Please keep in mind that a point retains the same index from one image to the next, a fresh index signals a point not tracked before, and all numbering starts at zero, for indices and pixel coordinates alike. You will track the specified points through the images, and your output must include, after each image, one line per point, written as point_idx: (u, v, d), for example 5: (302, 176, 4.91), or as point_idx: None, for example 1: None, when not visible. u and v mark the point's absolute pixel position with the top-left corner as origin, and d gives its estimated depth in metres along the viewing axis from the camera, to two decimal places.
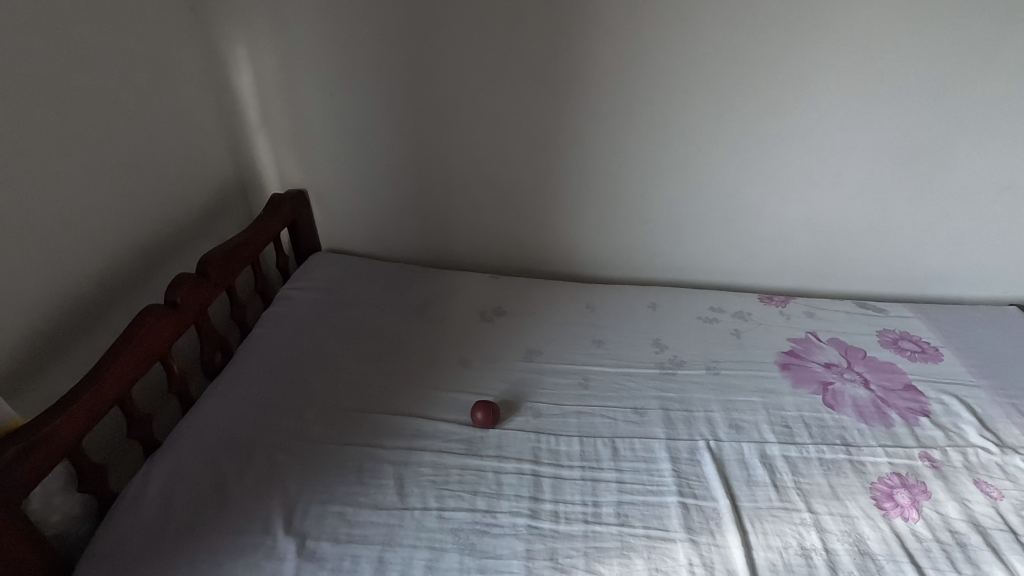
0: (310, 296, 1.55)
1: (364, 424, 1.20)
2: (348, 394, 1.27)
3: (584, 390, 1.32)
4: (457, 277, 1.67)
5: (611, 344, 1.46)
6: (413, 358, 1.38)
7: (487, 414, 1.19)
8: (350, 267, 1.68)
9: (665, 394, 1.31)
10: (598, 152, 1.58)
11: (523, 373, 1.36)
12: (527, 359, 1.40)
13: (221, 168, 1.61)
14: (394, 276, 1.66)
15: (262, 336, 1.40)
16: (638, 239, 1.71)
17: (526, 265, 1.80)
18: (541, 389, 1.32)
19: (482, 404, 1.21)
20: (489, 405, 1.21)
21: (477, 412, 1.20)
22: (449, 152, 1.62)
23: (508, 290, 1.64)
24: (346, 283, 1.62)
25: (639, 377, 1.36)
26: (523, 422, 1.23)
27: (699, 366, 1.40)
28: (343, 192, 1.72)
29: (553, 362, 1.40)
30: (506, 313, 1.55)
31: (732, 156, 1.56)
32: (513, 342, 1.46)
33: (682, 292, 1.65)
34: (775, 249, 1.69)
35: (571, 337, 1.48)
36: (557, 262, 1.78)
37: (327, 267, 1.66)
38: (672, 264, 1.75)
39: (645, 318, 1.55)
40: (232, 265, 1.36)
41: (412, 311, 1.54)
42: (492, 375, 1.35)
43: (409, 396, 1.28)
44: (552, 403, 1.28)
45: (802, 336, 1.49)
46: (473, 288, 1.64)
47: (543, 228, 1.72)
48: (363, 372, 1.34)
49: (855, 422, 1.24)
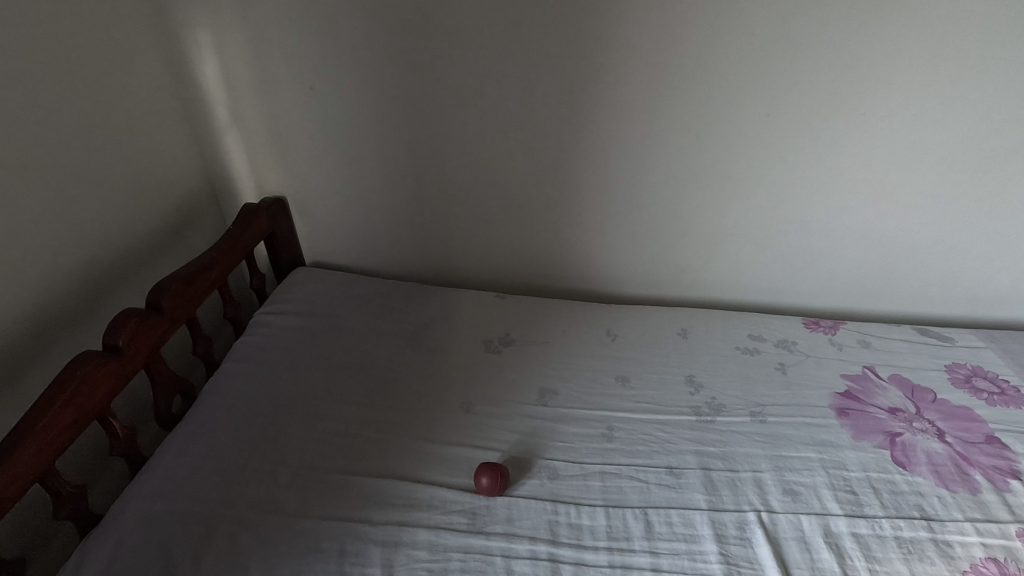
0: (289, 323, 1.34)
1: (346, 492, 1.00)
2: (329, 451, 1.07)
3: (608, 444, 1.12)
4: (458, 298, 1.46)
5: (637, 382, 1.26)
6: (406, 401, 1.18)
7: (494, 479, 1.00)
8: (336, 286, 1.47)
9: (704, 448, 1.11)
10: (622, 158, 1.36)
11: (537, 421, 1.16)
12: (540, 402, 1.20)
13: (186, 174, 1.39)
14: (387, 296, 1.45)
15: (230, 374, 1.20)
16: (665, 254, 1.50)
17: (536, 282, 1.59)
18: (557, 441, 1.12)
19: (490, 468, 1.01)
20: (499, 468, 1.02)
21: (483, 477, 1.00)
22: (450, 156, 1.40)
23: (516, 314, 1.43)
24: (331, 306, 1.41)
25: (672, 425, 1.16)
26: (537, 487, 1.03)
27: (742, 412, 1.19)
28: (329, 200, 1.51)
29: (571, 406, 1.20)
30: (515, 343, 1.35)
31: (780, 161, 1.34)
32: (523, 380, 1.25)
33: (715, 317, 1.44)
34: (821, 265, 1.48)
35: (589, 373, 1.28)
36: (571, 278, 1.57)
37: (309, 286, 1.45)
38: (702, 283, 1.54)
39: (676, 349, 1.35)
40: (192, 294, 1.15)
41: (407, 340, 1.34)
42: (499, 422, 1.15)
43: (400, 452, 1.08)
44: (570, 461, 1.08)
45: (858, 373, 1.28)
46: (476, 311, 1.43)
47: (556, 242, 1.51)
48: (348, 420, 1.13)
49: (933, 487, 1.04)
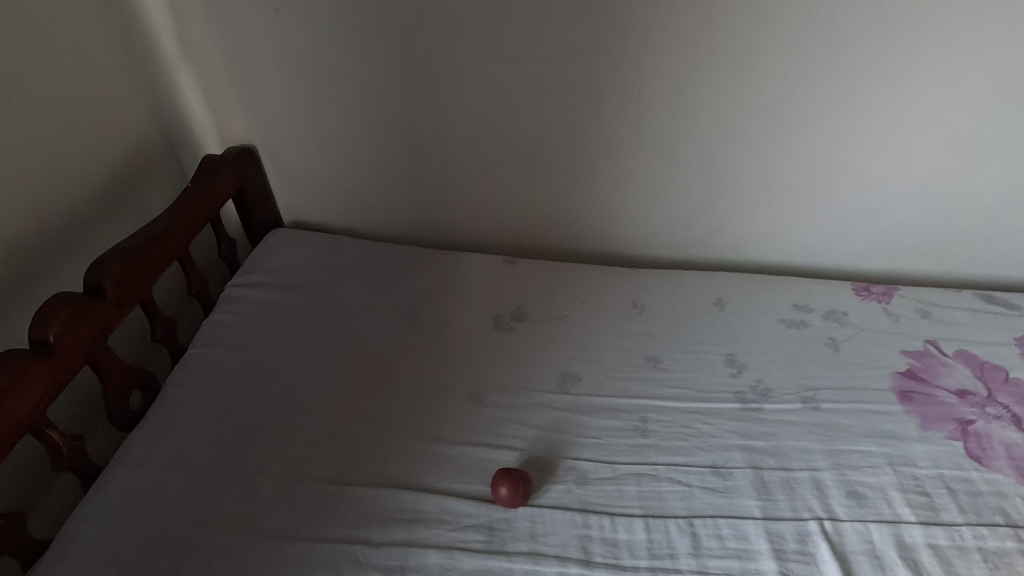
0: (266, 299, 1.15)
1: (341, 507, 0.85)
2: (318, 455, 0.92)
3: (642, 439, 0.97)
4: (461, 265, 1.28)
5: (671, 363, 1.10)
6: (407, 392, 1.02)
7: (514, 489, 0.85)
8: (320, 252, 1.27)
9: (752, 443, 0.97)
10: (657, 98, 1.15)
11: (559, 413, 1.00)
12: (562, 390, 1.04)
13: (133, 120, 1.16)
14: (379, 264, 1.26)
15: (198, 363, 1.02)
16: (698, 212, 1.31)
17: (549, 244, 1.40)
18: (583, 437, 0.97)
19: (510, 475, 0.86)
20: (520, 474, 0.87)
21: (501, 487, 0.85)
22: (450, 96, 1.18)
23: (529, 283, 1.25)
24: (315, 276, 1.22)
25: (713, 414, 1.01)
26: (564, 494, 0.89)
27: (792, 397, 1.04)
28: (307, 151, 1.29)
29: (598, 393, 1.04)
30: (528, 318, 1.17)
31: (843, 104, 1.14)
32: (540, 362, 1.09)
33: (755, 283, 1.27)
34: (874, 224, 1.30)
35: (615, 353, 1.11)
36: (588, 238, 1.38)
37: (288, 253, 1.25)
38: (738, 243, 1.36)
39: (712, 323, 1.18)
40: (145, 271, 0.95)
41: (404, 317, 1.16)
42: (515, 415, 0.99)
43: (403, 456, 0.92)
44: (600, 460, 0.93)
45: (919, 349, 1.13)
46: (482, 281, 1.25)
47: (574, 199, 1.31)
48: (340, 416, 0.97)
49: (1016, 486, 0.91)
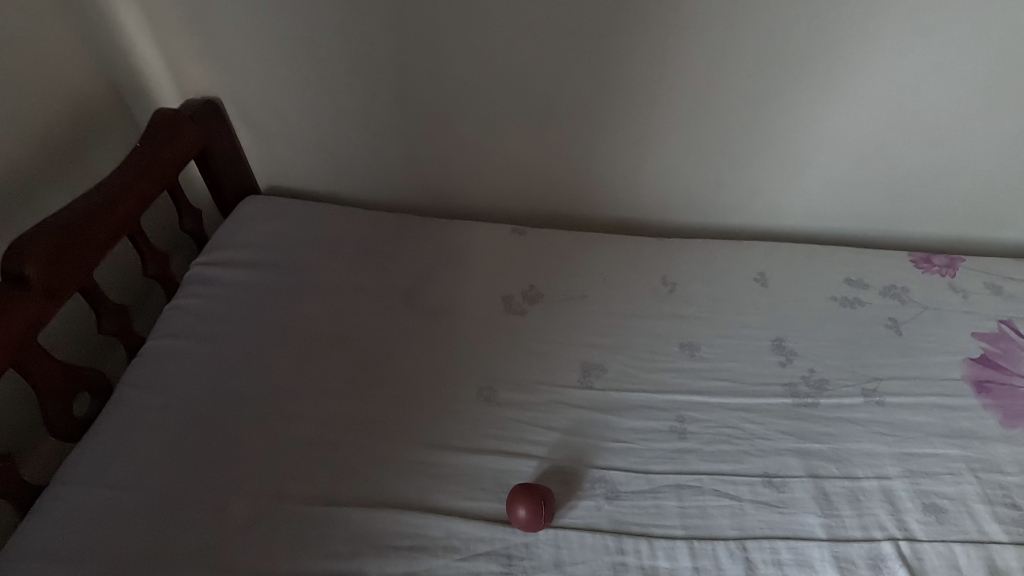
0: (240, 280, 0.99)
1: (331, 534, 0.72)
2: (302, 469, 0.78)
3: (681, 443, 0.83)
4: (465, 237, 1.11)
5: (709, 351, 0.95)
6: (404, 389, 0.88)
7: (535, 511, 0.72)
8: (300, 224, 1.10)
9: (808, 446, 0.83)
10: (695, 36, 0.96)
11: (583, 413, 0.86)
12: (585, 384, 0.90)
13: (73, 67, 0.97)
14: (370, 236, 1.10)
15: (159, 359, 0.88)
16: (736, 172, 1.14)
17: (563, 210, 1.23)
18: (613, 441, 0.83)
19: (532, 492, 0.72)
20: (543, 492, 0.73)
21: (519, 509, 0.72)
22: (448, 34, 0.98)
23: (542, 258, 1.09)
24: (295, 252, 1.05)
25: (761, 412, 0.87)
26: (593, 513, 0.76)
27: (851, 390, 0.90)
28: (282, 104, 1.10)
29: (627, 387, 0.89)
30: (544, 299, 1.02)
31: (917, 41, 0.95)
32: (558, 352, 0.94)
33: (799, 255, 1.11)
34: (936, 184, 1.14)
35: (645, 339, 0.97)
36: (608, 203, 1.21)
37: (265, 225, 1.09)
38: (779, 207, 1.19)
39: (754, 302, 1.03)
40: (81, 251, 0.79)
41: (400, 299, 1.00)
42: (532, 416, 0.85)
43: (402, 468, 0.78)
44: (634, 471, 0.80)
45: (994, 332, 0.99)
46: (489, 256, 1.09)
47: (593, 158, 1.13)
48: (327, 421, 0.83)
49: None
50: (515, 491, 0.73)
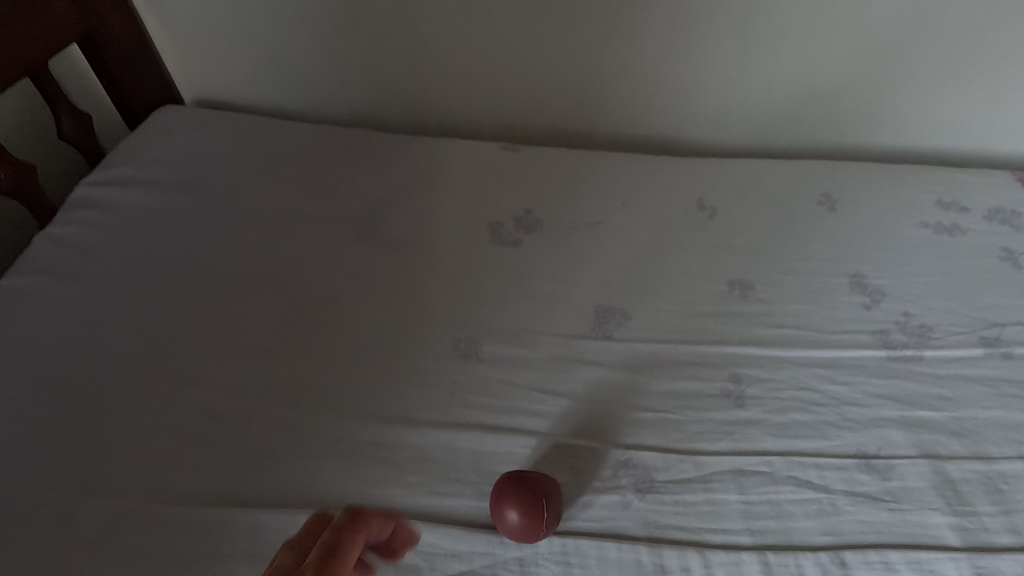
0: (139, 204, 0.74)
1: (225, 551, 0.48)
2: (192, 455, 0.53)
3: (740, 412, 0.59)
4: (441, 154, 0.86)
5: (768, 291, 0.71)
6: (353, 344, 0.63)
7: (532, 516, 0.48)
8: (224, 136, 0.84)
9: (918, 416, 0.59)
10: None
11: (598, 374, 0.62)
12: (601, 336, 0.65)
13: None
14: (317, 153, 0.84)
15: (13, 304, 0.63)
16: (793, 68, 0.88)
17: (568, 125, 0.97)
18: (643, 411, 0.59)
19: (530, 484, 0.49)
20: (545, 482, 0.50)
21: (509, 510, 0.48)
22: None
23: (540, 178, 0.84)
24: (215, 170, 0.80)
25: (847, 369, 0.63)
26: (618, 513, 0.52)
27: (964, 339, 0.66)
28: None
29: (658, 339, 0.65)
30: (544, 228, 0.77)
31: None
32: (564, 294, 0.69)
33: (874, 173, 0.86)
34: None
35: (680, 276, 0.72)
36: (626, 115, 0.95)
37: (180, 139, 0.83)
38: (845, 116, 0.94)
39: (820, 230, 0.78)
40: None
41: (352, 229, 0.75)
42: (530, 378, 0.61)
43: (343, 452, 0.55)
44: (673, 451, 0.56)
45: None
46: (471, 177, 0.83)
47: (608, 50, 0.87)
48: (237, 386, 0.59)
49: None
50: (503, 485, 0.50)
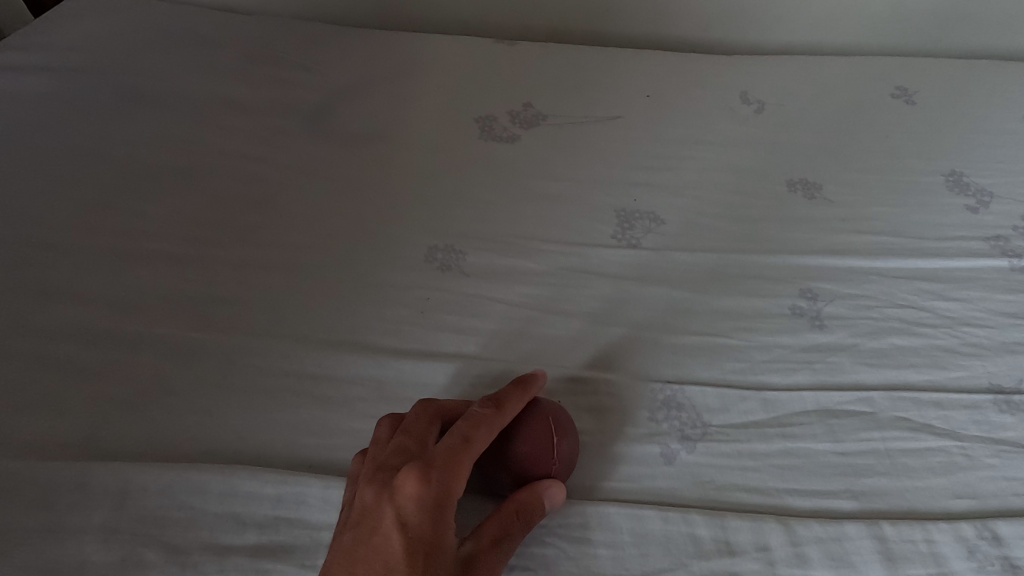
0: (27, 94, 0.58)
1: (74, 525, 0.33)
2: (43, 393, 0.38)
3: (820, 336, 0.43)
4: (416, 47, 0.69)
5: (840, 192, 0.54)
6: (292, 254, 0.47)
7: (544, 449, 0.32)
8: (146, 22, 0.68)
9: None
10: None
11: (623, 289, 0.46)
12: (625, 244, 0.49)
13: None
14: (261, 43, 0.67)
15: None
16: None
17: (574, 22, 0.79)
18: (687, 337, 0.43)
19: (528, 418, 0.33)
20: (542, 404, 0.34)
21: (514, 443, 0.32)
22: None
23: (540, 71, 0.67)
24: (129, 57, 0.63)
25: (959, 282, 0.47)
26: (660, 469, 0.36)
27: None
28: None
29: (702, 249, 0.49)
30: (547, 124, 0.61)
31: None
32: (574, 198, 0.53)
33: (957, 65, 0.69)
34: None
35: (724, 176, 0.56)
36: (645, 6, 0.77)
37: (90, 25, 0.66)
38: (913, 6, 0.76)
39: (900, 126, 0.62)
40: None
41: (301, 124, 0.59)
42: (530, 296, 0.45)
43: (267, 390, 0.39)
44: (733, 388, 0.40)
45: None
46: (455, 70, 0.67)
47: None
48: (127, 305, 0.43)
49: None
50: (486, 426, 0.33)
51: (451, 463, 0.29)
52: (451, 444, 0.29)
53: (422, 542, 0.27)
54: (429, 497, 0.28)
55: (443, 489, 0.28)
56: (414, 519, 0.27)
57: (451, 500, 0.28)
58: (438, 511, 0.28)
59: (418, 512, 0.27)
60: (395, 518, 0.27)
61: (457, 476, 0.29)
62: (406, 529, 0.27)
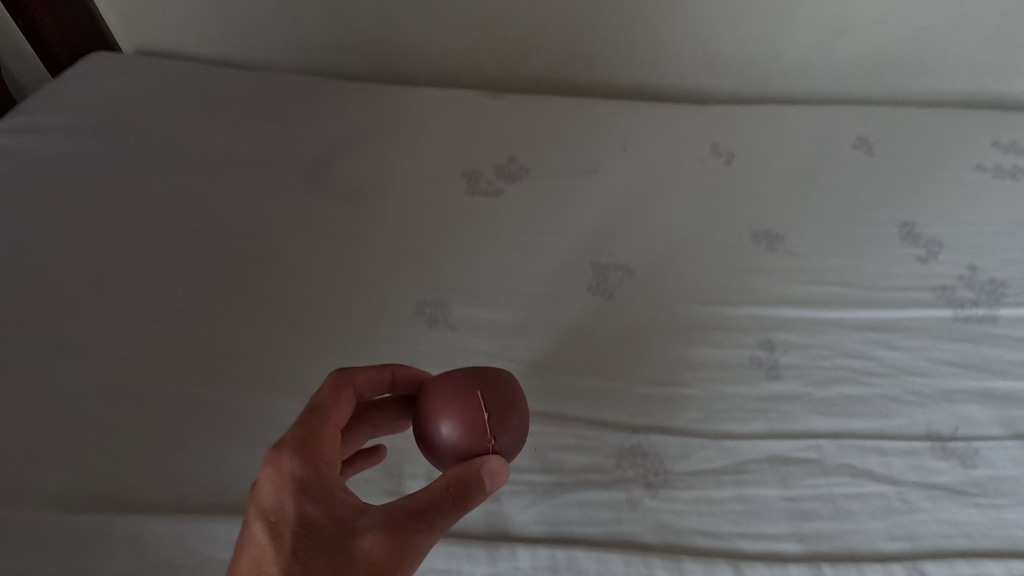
0: (46, 154, 0.63)
1: (96, 572, 0.36)
2: (64, 447, 0.42)
3: (776, 385, 0.47)
4: (409, 101, 0.74)
5: (801, 243, 0.58)
6: (290, 308, 0.51)
7: (468, 428, 0.34)
8: (157, 82, 0.73)
9: (999, 386, 0.47)
10: None
11: (596, 340, 0.50)
12: (600, 295, 0.53)
13: None
14: (264, 101, 0.72)
15: None
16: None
17: (560, 72, 0.84)
18: (654, 387, 0.47)
19: (450, 400, 0.35)
20: (472, 376, 0.36)
21: (440, 424, 0.35)
22: None
23: (525, 123, 0.72)
24: (141, 118, 0.68)
25: (907, 332, 0.51)
26: (624, 514, 0.40)
27: None
28: None
29: (671, 300, 0.53)
30: (530, 177, 0.65)
31: None
32: (554, 249, 0.57)
33: (916, 114, 0.74)
34: None
35: (694, 227, 0.60)
36: (626, 59, 0.82)
37: (104, 86, 0.71)
38: (877, 55, 0.81)
39: (860, 176, 0.66)
40: None
41: (300, 181, 0.63)
42: (511, 349, 0.49)
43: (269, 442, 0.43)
44: (695, 436, 0.44)
45: None
46: (446, 124, 0.71)
47: None
48: (139, 361, 0.47)
49: None
50: (416, 412, 0.37)
51: (303, 439, 0.31)
52: (305, 422, 0.32)
53: (289, 520, 0.28)
54: (284, 476, 0.29)
55: (297, 463, 0.29)
56: (275, 501, 0.28)
57: (310, 472, 0.29)
58: (299, 486, 0.29)
59: (277, 494, 0.29)
60: (258, 507, 0.28)
61: (313, 448, 0.30)
62: (270, 513, 0.28)
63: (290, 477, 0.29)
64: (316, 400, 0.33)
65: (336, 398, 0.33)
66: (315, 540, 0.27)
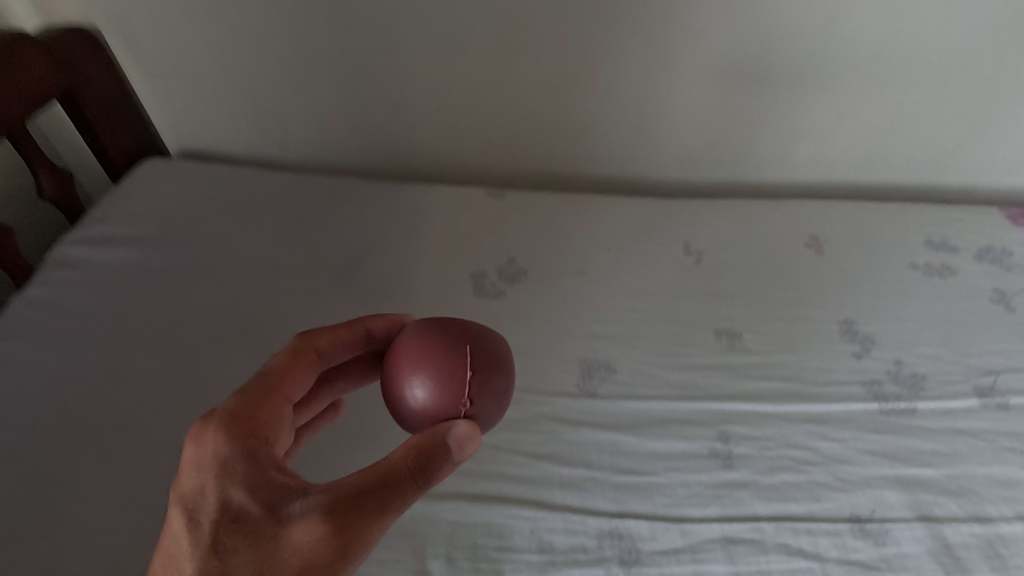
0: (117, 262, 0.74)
1: None
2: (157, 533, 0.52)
3: (729, 473, 0.57)
4: (423, 203, 0.85)
5: (756, 340, 0.69)
6: None
7: (438, 390, 0.39)
8: (205, 188, 0.84)
9: (911, 473, 0.58)
10: None
11: (583, 433, 0.60)
12: (586, 391, 0.64)
13: None
14: (298, 205, 0.84)
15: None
16: (773, 114, 0.88)
17: (555, 168, 0.96)
18: (629, 475, 0.57)
19: (420, 361, 0.40)
20: (442, 334, 0.41)
21: (413, 387, 0.39)
22: None
23: (523, 224, 0.83)
24: (195, 224, 0.79)
25: (840, 424, 0.61)
26: None
27: (957, 388, 0.65)
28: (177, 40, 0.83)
29: (645, 395, 0.64)
30: (528, 277, 0.76)
31: None
32: (548, 348, 0.68)
33: (862, 213, 0.85)
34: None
35: (667, 324, 0.71)
36: (612, 159, 0.95)
37: (161, 193, 0.83)
38: (828, 156, 0.94)
39: (809, 275, 0.77)
40: None
41: (332, 284, 0.74)
42: (513, 441, 0.59)
43: None
44: (661, 520, 0.54)
45: None
46: (455, 226, 0.83)
47: (591, 94, 0.86)
48: None
49: None
50: (389, 376, 0.42)
51: (235, 424, 0.35)
52: (241, 404, 0.36)
53: (215, 505, 0.33)
54: (213, 459, 0.34)
55: (228, 447, 0.34)
56: (203, 484, 0.33)
57: (238, 455, 0.34)
58: (226, 470, 0.33)
59: (205, 475, 0.33)
60: (190, 486, 0.33)
61: (244, 432, 0.35)
62: (200, 496, 0.33)
63: (217, 462, 0.34)
64: (266, 370, 0.39)
65: (284, 372, 0.39)
66: (237, 529, 0.32)
